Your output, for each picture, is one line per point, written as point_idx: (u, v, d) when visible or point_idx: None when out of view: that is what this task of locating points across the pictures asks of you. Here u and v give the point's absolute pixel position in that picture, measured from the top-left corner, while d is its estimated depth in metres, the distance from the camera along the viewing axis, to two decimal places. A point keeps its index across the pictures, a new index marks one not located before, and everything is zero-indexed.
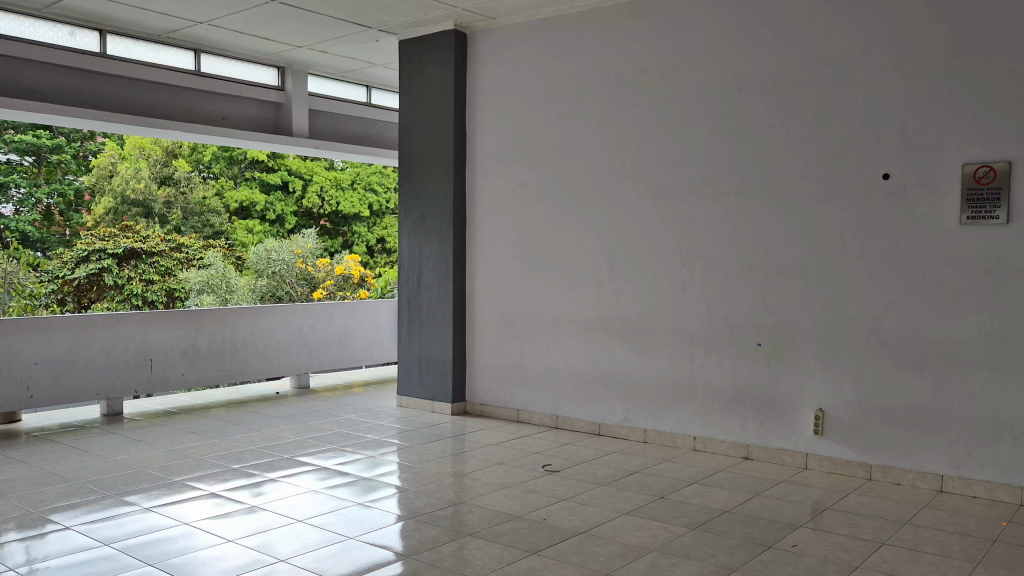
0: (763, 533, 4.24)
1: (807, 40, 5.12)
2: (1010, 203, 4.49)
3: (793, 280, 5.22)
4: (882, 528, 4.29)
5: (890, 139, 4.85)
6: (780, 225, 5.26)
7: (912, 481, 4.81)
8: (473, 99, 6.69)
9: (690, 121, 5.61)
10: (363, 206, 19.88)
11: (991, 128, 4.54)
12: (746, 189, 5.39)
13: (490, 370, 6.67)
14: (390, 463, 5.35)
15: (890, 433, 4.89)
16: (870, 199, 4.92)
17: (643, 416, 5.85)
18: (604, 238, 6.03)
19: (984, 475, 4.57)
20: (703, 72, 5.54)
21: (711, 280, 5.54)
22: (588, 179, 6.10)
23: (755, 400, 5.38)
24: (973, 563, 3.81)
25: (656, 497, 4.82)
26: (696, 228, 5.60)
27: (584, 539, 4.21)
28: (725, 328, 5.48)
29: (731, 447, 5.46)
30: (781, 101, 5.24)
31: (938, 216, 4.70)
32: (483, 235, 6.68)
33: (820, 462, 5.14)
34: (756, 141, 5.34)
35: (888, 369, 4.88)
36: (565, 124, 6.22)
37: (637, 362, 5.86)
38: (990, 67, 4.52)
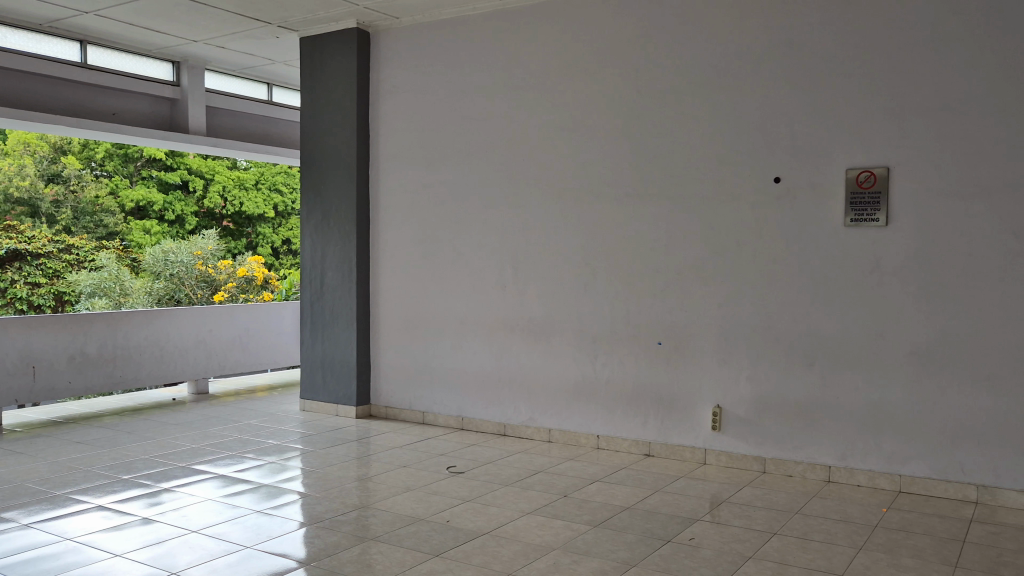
0: (663, 528, 4.04)
1: (700, 42, 5.16)
2: (888, 207, 4.60)
3: (690, 280, 5.25)
4: (774, 518, 4.20)
5: (779, 141, 4.93)
6: (676, 226, 5.29)
7: (802, 473, 4.90)
8: (377, 99, 6.62)
9: (589, 124, 5.62)
10: (268, 207, 19.76)
11: (873, 133, 4.64)
12: (643, 191, 5.42)
13: (396, 372, 6.63)
14: (293, 468, 5.13)
15: (783, 428, 4.96)
16: (761, 201, 4.99)
17: (547, 416, 5.87)
18: (508, 238, 6.00)
19: (868, 465, 4.70)
20: (601, 74, 5.55)
21: (611, 281, 5.56)
22: (491, 179, 6.07)
23: (655, 398, 5.41)
24: (856, 549, 3.75)
25: (559, 496, 4.58)
26: (594, 230, 5.61)
27: (485, 539, 3.89)
28: (625, 327, 5.51)
29: (633, 445, 5.49)
30: (677, 104, 5.27)
31: (823, 218, 4.80)
32: (388, 236, 6.62)
33: (717, 457, 5.18)
34: (653, 143, 5.36)
35: (781, 366, 4.96)
36: (469, 124, 6.17)
37: (541, 362, 5.87)
38: (869, 72, 4.63)
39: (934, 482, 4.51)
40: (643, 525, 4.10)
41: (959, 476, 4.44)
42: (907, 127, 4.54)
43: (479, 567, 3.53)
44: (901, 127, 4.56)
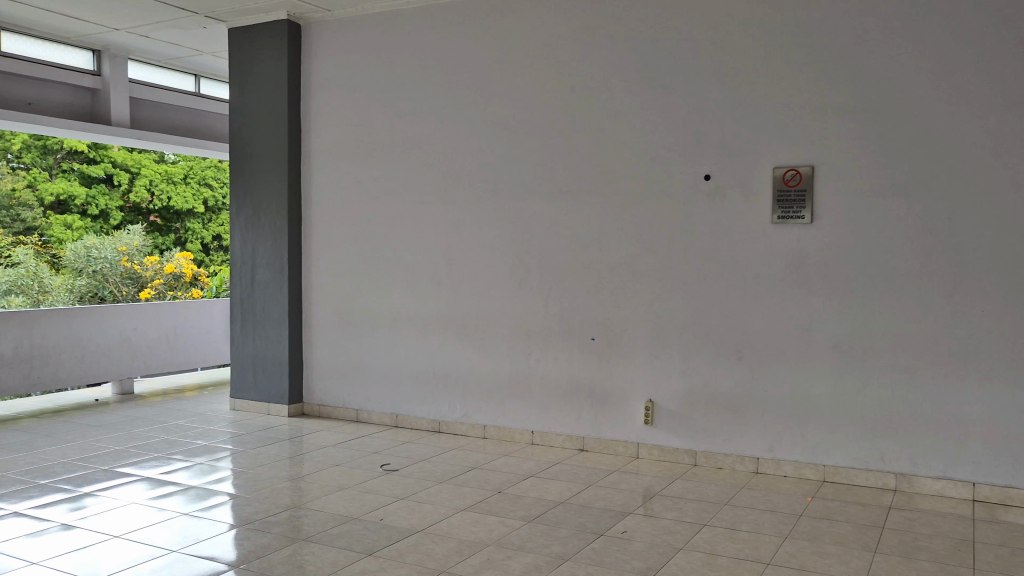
0: (596, 522, 4.08)
1: (632, 41, 5.21)
2: (813, 204, 4.73)
3: (622, 277, 5.31)
4: (704, 510, 4.28)
5: (709, 140, 5.01)
6: (609, 222, 5.34)
7: (731, 465, 5.01)
8: (309, 93, 6.51)
9: (523, 120, 5.62)
10: (198, 201, 19.28)
11: (798, 133, 4.76)
12: (577, 188, 5.45)
13: (328, 370, 6.54)
14: (223, 469, 5.01)
15: (712, 421, 5.06)
16: (692, 198, 5.08)
17: (482, 412, 5.87)
18: (442, 234, 5.97)
19: (794, 456, 4.83)
20: (535, 71, 5.56)
21: (545, 277, 5.58)
22: (425, 174, 6.03)
23: (589, 393, 5.46)
24: (782, 538, 3.85)
25: (493, 492, 4.58)
26: (528, 226, 5.63)
27: (419, 537, 3.86)
28: (559, 323, 5.54)
29: (567, 440, 5.53)
30: (610, 102, 5.31)
31: (751, 216, 4.91)
32: (320, 232, 6.52)
33: (650, 450, 5.25)
34: (587, 140, 5.40)
35: (710, 361, 5.05)
36: (403, 119, 6.11)
37: (476, 358, 5.86)
38: (795, 73, 4.75)
39: (856, 471, 4.65)
40: (577, 519, 4.13)
41: (880, 465, 4.60)
42: (830, 127, 4.67)
43: (413, 565, 3.50)
44: (825, 127, 4.69)
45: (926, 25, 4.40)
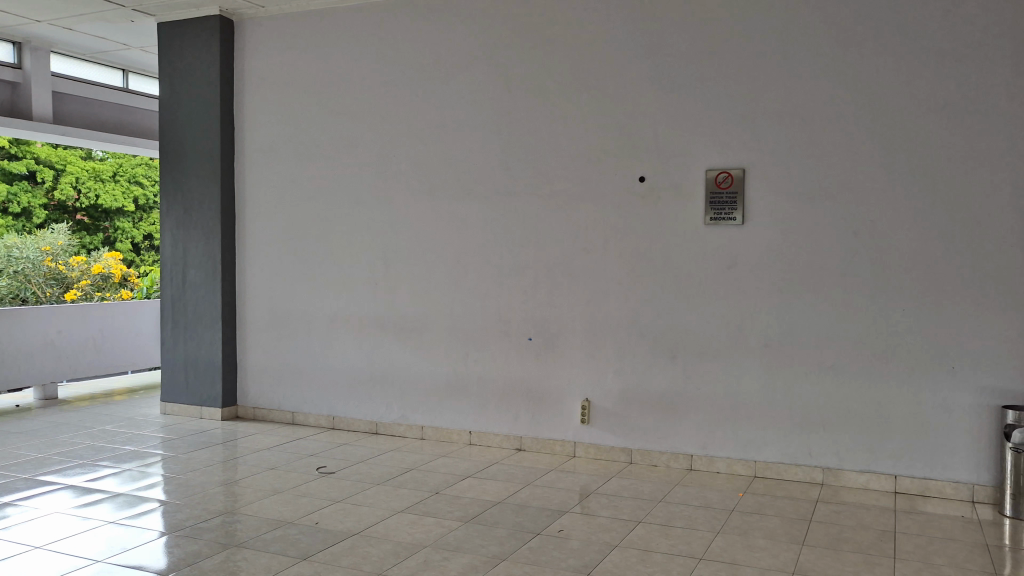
0: (532, 521, 4.10)
1: (568, 43, 5.26)
2: (744, 206, 4.84)
3: (559, 277, 5.35)
4: (639, 507, 4.34)
5: (642, 142, 5.09)
6: (545, 223, 5.38)
7: (666, 463, 5.09)
8: (242, 90, 6.39)
9: (461, 120, 5.62)
10: (128, 200, 18.75)
11: (730, 137, 4.87)
12: (514, 189, 5.47)
13: (263, 372, 6.43)
14: (152, 475, 4.89)
15: (647, 419, 5.14)
16: (626, 200, 5.14)
17: (419, 413, 5.84)
18: (379, 234, 5.93)
19: (726, 453, 4.94)
20: (472, 72, 5.56)
21: (482, 278, 5.59)
22: (362, 174, 5.98)
23: (526, 393, 5.48)
24: (714, 533, 3.93)
25: (430, 493, 4.57)
26: (466, 226, 5.62)
27: (354, 540, 3.83)
28: (497, 324, 5.55)
29: (504, 440, 5.55)
30: (547, 104, 5.35)
31: (685, 217, 5.00)
32: (254, 232, 6.41)
33: (587, 449, 5.30)
34: (524, 141, 5.42)
35: (645, 360, 5.13)
36: (339, 118, 6.05)
37: (413, 359, 5.84)
38: (725, 78, 4.85)
39: (785, 466, 4.78)
40: (513, 519, 4.15)
41: (808, 460, 4.74)
42: (759, 131, 4.79)
43: (348, 569, 3.47)
44: (755, 131, 4.80)
45: (849, 33, 4.55)
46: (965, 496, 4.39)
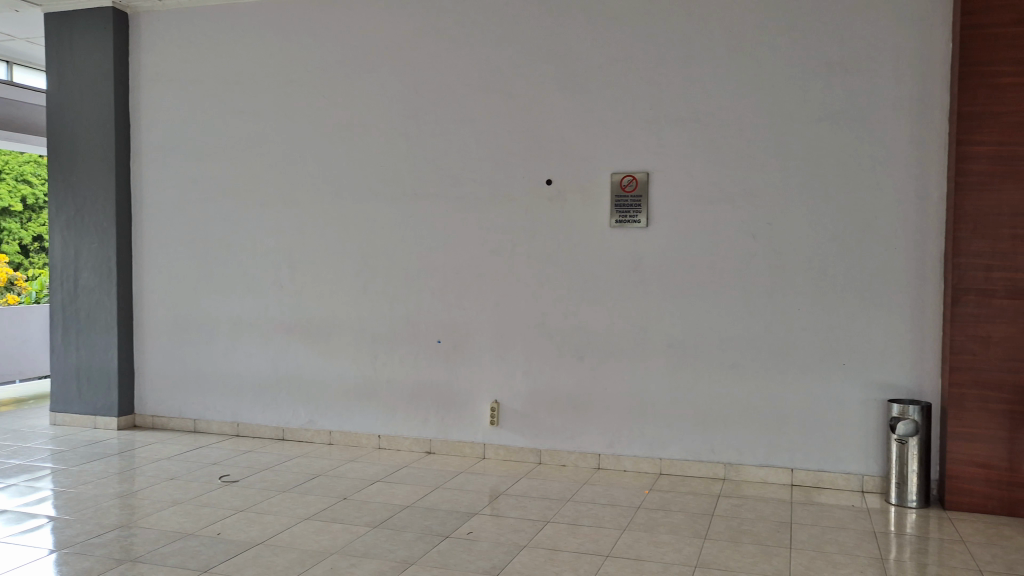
0: (442, 524, 4.09)
1: (476, 46, 5.27)
2: (648, 209, 4.94)
3: (468, 279, 5.35)
4: (547, 507, 4.38)
5: (550, 145, 5.14)
6: (454, 225, 5.37)
7: (574, 462, 5.16)
8: (138, 86, 6.15)
9: (368, 121, 5.55)
10: (15, 199, 17.84)
11: (635, 141, 4.97)
12: (422, 191, 5.44)
13: (162, 379, 6.20)
14: (42, 489, 4.64)
15: (556, 419, 5.19)
16: (535, 202, 5.19)
17: (327, 418, 5.74)
18: (283, 236, 5.80)
19: (633, 451, 5.04)
20: (379, 73, 5.51)
21: (390, 280, 5.53)
22: (266, 174, 5.83)
23: (436, 395, 5.46)
24: (620, 530, 4.01)
25: (338, 499, 4.50)
26: (374, 228, 5.56)
27: (258, 550, 3.73)
28: (406, 326, 5.51)
29: (414, 443, 5.51)
30: (455, 106, 5.34)
31: (591, 220, 5.07)
32: (152, 233, 6.18)
33: (495, 450, 5.32)
34: (432, 143, 5.40)
35: (554, 361, 5.18)
36: (241, 117, 5.89)
37: (320, 363, 5.74)
38: (629, 83, 4.95)
39: (688, 463, 4.91)
40: (422, 522, 4.13)
41: (710, 456, 4.88)
42: (662, 136, 4.91)
43: None
44: (658, 135, 4.91)
45: (747, 43, 4.72)
46: (856, 486, 4.60)
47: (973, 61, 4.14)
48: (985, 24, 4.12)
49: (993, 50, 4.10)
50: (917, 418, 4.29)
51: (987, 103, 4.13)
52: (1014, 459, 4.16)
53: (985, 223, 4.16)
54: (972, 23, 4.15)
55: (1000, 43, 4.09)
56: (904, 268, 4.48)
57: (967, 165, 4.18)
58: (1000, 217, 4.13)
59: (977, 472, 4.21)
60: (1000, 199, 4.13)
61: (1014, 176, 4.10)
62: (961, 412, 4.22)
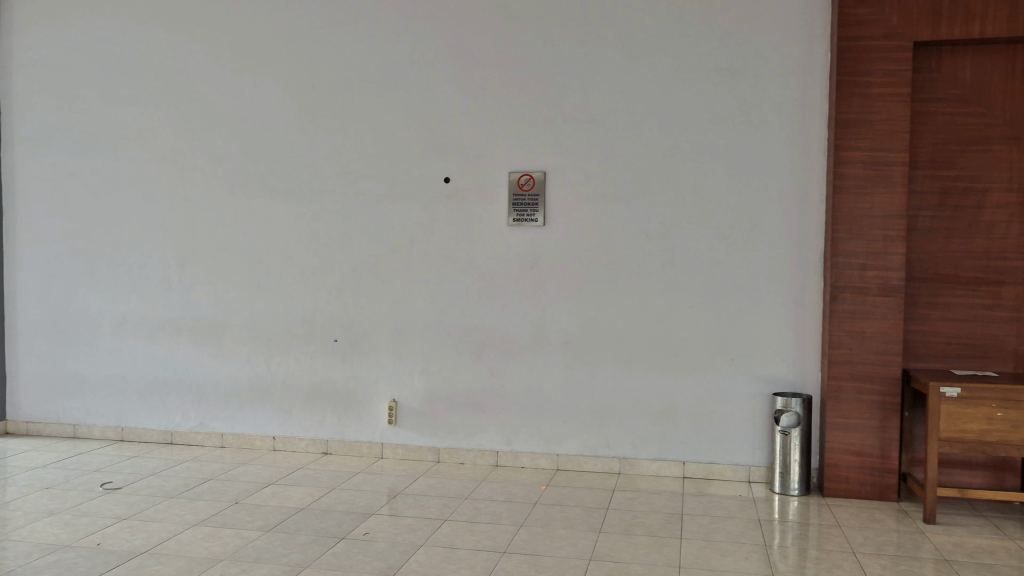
0: (337, 526, 4.02)
1: (373, 41, 5.21)
2: (545, 208, 5.00)
3: (366, 277, 5.28)
4: (445, 505, 4.38)
5: (448, 144, 5.13)
6: (351, 222, 5.29)
7: (473, 460, 5.17)
8: (10, 73, 5.81)
9: (261, 115, 5.41)
10: None
11: (532, 141, 5.01)
12: (318, 187, 5.34)
13: (38, 382, 5.87)
14: None
15: (454, 417, 5.19)
16: (433, 200, 5.17)
17: (219, 420, 5.56)
18: (171, 232, 5.59)
19: (530, 448, 5.09)
20: (272, 67, 5.37)
21: (285, 278, 5.41)
22: (152, 169, 5.61)
23: (332, 395, 5.37)
24: (517, 526, 4.04)
25: (229, 504, 4.37)
26: (268, 225, 5.43)
27: (142, 559, 3.58)
28: (301, 325, 5.40)
29: (310, 444, 5.41)
30: (352, 102, 5.26)
31: (489, 218, 5.09)
32: (26, 228, 5.84)
33: (393, 450, 5.27)
34: (328, 138, 5.31)
35: (451, 359, 5.18)
36: (125, 108, 5.64)
37: (211, 363, 5.55)
38: (527, 83, 5.00)
39: (584, 458, 4.99)
40: (317, 524, 4.05)
41: (606, 451, 4.98)
42: (559, 136, 4.97)
43: None
44: (556, 135, 4.97)
45: (641, 47, 4.83)
46: (743, 476, 4.78)
47: (848, 71, 4.37)
48: (858, 36, 4.35)
49: (866, 61, 4.34)
50: (799, 410, 4.49)
51: (861, 111, 4.36)
52: (885, 448, 4.40)
53: (859, 224, 4.39)
54: (847, 36, 4.37)
55: (872, 54, 4.33)
56: (787, 267, 4.69)
57: (844, 169, 4.40)
58: (873, 219, 4.37)
59: (852, 460, 4.44)
60: (872, 201, 4.37)
61: (885, 180, 4.35)
62: (839, 403, 4.45)
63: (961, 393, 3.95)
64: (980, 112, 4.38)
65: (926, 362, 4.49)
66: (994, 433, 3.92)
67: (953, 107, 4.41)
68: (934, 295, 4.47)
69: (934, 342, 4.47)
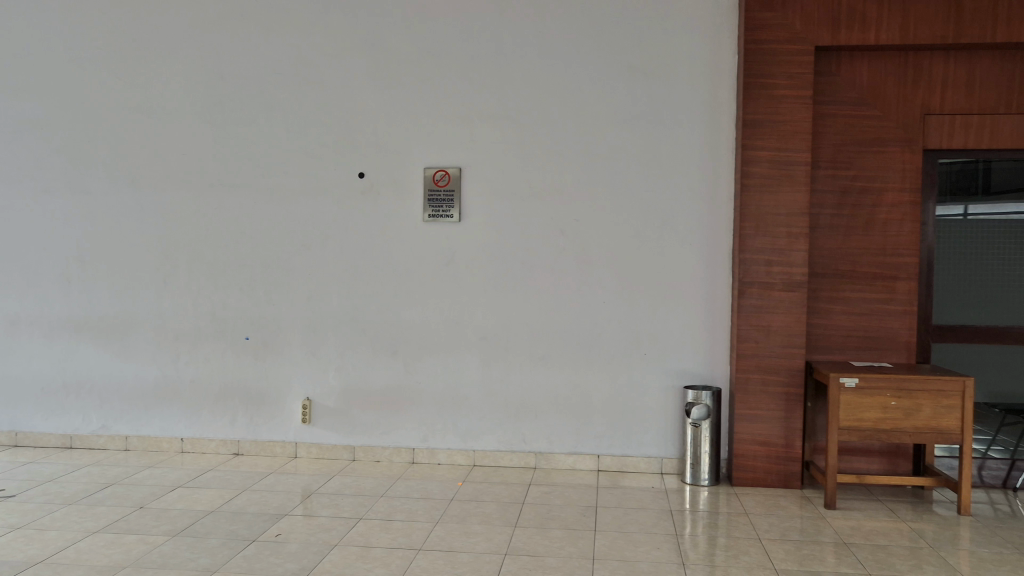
0: (248, 528, 3.93)
1: (285, 32, 5.10)
2: (460, 204, 4.99)
3: (278, 273, 5.17)
4: (361, 503, 4.33)
5: (362, 138, 5.07)
6: (262, 217, 5.17)
7: (389, 457, 5.12)
8: None
9: (166, 107, 5.23)
10: None
11: (447, 137, 5.00)
12: (228, 182, 5.20)
13: None
14: None
15: (369, 415, 5.14)
16: (347, 195, 5.10)
17: (122, 422, 5.36)
18: (70, 227, 5.35)
19: (446, 444, 5.08)
20: (178, 57, 5.20)
21: (193, 275, 5.25)
22: (48, 160, 5.35)
23: (244, 394, 5.24)
24: (433, 523, 4.03)
25: (134, 509, 4.21)
26: (174, 220, 5.25)
27: (37, 570, 3.42)
28: (210, 323, 5.25)
29: (220, 445, 5.27)
30: (263, 94, 5.14)
31: (404, 214, 5.05)
32: None
33: (308, 449, 5.18)
34: (237, 131, 5.18)
35: (366, 356, 5.12)
36: (18, 97, 5.36)
37: (114, 364, 5.34)
38: (442, 78, 4.98)
39: (500, 454, 5.02)
40: (227, 527, 3.95)
41: (522, 446, 5.01)
42: (474, 133, 4.97)
43: None
44: (471, 131, 4.97)
45: (555, 46, 4.88)
46: (655, 468, 4.89)
47: (754, 73, 4.50)
48: (763, 39, 4.49)
49: (770, 64, 4.49)
50: (709, 402, 4.62)
51: (766, 112, 4.51)
52: (789, 437, 4.57)
53: (764, 221, 4.54)
54: (753, 39, 4.50)
55: (777, 58, 4.48)
56: (697, 263, 4.81)
57: (750, 168, 4.54)
58: (777, 217, 4.53)
59: (758, 450, 4.59)
60: (776, 199, 4.52)
61: (788, 179, 4.51)
62: (746, 395, 4.59)
63: (859, 383, 4.13)
64: (876, 115, 4.59)
65: (826, 355, 4.68)
66: (889, 421, 4.12)
67: (852, 110, 4.60)
68: (835, 290, 4.66)
69: (834, 335, 4.67)
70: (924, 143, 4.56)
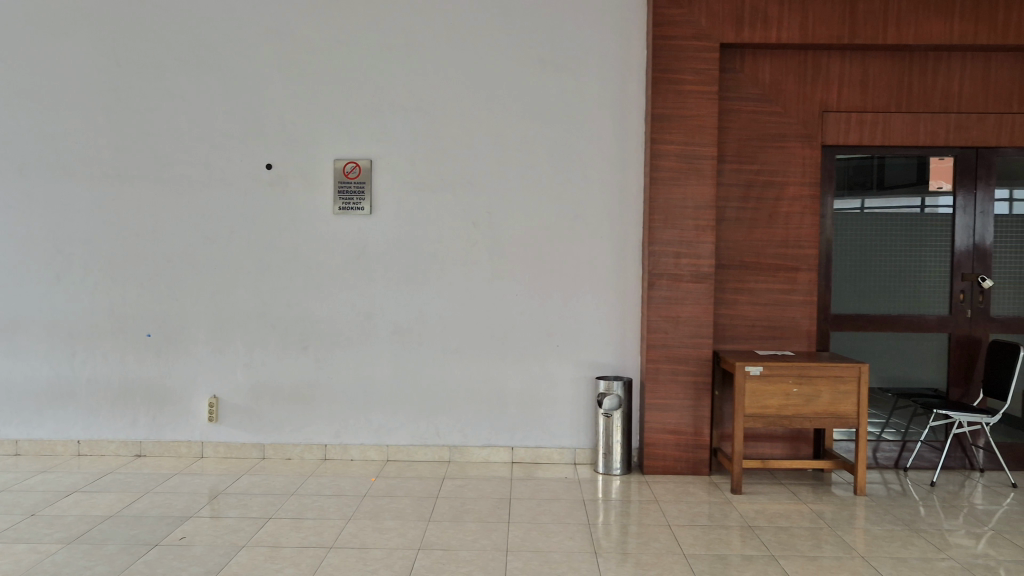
0: (150, 532, 3.78)
1: (187, 17, 4.91)
2: (371, 196, 4.91)
3: (181, 267, 4.99)
4: (270, 502, 4.22)
5: (269, 128, 4.93)
6: (163, 209, 4.97)
7: (300, 454, 5.01)
8: None
9: (58, 92, 4.97)
10: None
11: (358, 127, 4.91)
12: (126, 171, 4.98)
13: None
14: None
15: (279, 411, 5.01)
16: (253, 187, 4.95)
17: (13, 425, 5.07)
18: None
19: (359, 440, 5.00)
20: (71, 40, 4.94)
21: (89, 269, 5.01)
22: None
23: (146, 393, 5.04)
24: (345, 520, 3.96)
25: (25, 516, 3.99)
26: (68, 213, 5.00)
27: None
28: (108, 319, 5.02)
29: (121, 446, 5.05)
30: (163, 81, 4.94)
31: (314, 206, 4.94)
32: None
33: (215, 449, 5.02)
34: (136, 119, 4.96)
35: (276, 352, 4.99)
36: None
37: (3, 364, 5.05)
38: (352, 68, 4.89)
39: (414, 448, 4.97)
40: (127, 532, 3.79)
41: (436, 440, 4.98)
42: (386, 124, 4.90)
43: None
44: (382, 122, 4.90)
45: (466, 37, 4.85)
46: (569, 459, 4.94)
47: (662, 69, 4.58)
48: (671, 35, 4.57)
49: (678, 60, 4.57)
50: (621, 393, 4.69)
51: (674, 106, 4.59)
52: (697, 425, 4.68)
53: (673, 214, 4.63)
54: (661, 35, 4.58)
55: (684, 53, 4.57)
56: (608, 255, 4.87)
57: (659, 161, 4.62)
58: (685, 209, 4.62)
59: (669, 438, 4.69)
60: (684, 192, 4.62)
61: (695, 173, 4.61)
62: (656, 385, 4.68)
63: (763, 370, 4.26)
64: (778, 111, 4.74)
65: (732, 344, 4.81)
66: (791, 406, 4.26)
67: (755, 106, 4.74)
68: (741, 281, 4.79)
69: (740, 325, 4.80)
70: (822, 139, 4.73)
